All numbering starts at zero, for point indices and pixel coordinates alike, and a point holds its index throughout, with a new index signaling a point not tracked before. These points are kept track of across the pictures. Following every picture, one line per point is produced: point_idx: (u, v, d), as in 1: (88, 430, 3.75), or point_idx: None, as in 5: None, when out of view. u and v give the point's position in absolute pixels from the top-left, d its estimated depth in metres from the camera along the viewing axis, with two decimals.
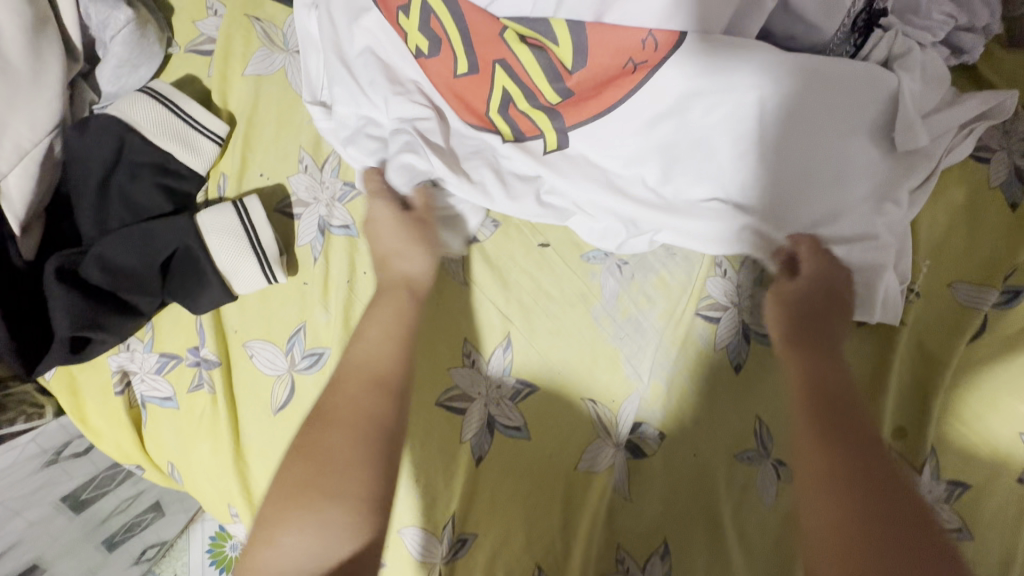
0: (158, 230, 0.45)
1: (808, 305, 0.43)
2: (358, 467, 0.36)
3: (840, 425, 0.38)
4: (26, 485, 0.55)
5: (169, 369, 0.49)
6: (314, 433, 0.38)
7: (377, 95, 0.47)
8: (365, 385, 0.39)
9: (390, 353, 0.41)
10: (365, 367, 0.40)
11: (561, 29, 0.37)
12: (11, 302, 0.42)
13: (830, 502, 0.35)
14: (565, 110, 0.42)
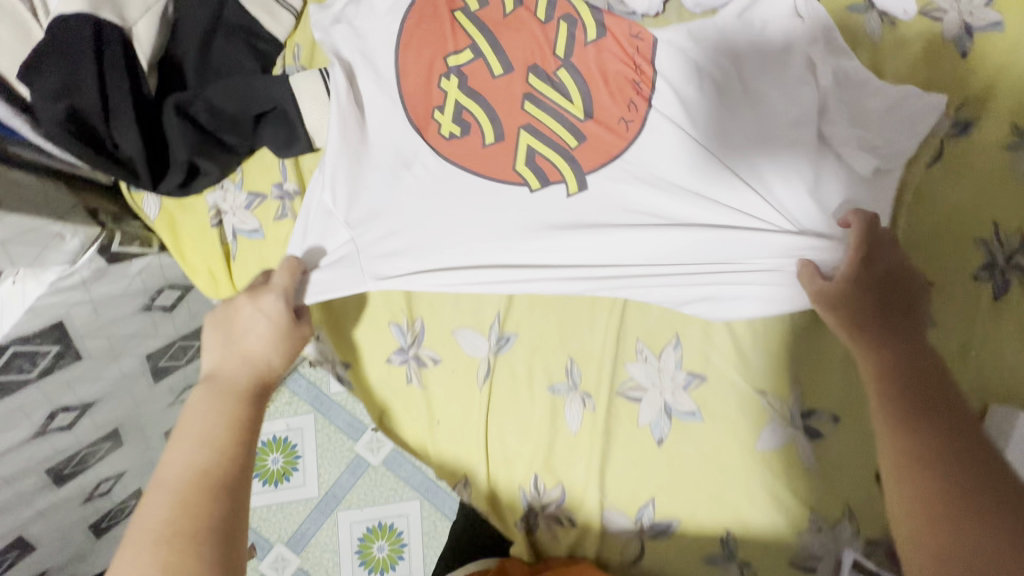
0: (259, 87, 0.55)
1: (867, 296, 0.50)
2: (153, 554, 0.39)
3: (917, 403, 0.45)
4: (128, 323, 0.65)
5: (255, 205, 0.59)
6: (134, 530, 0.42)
7: (383, 149, 0.57)
8: (179, 481, 0.43)
9: (217, 450, 0.46)
10: (184, 463, 0.45)
11: (574, 93, 0.56)
12: (143, 125, 0.53)
13: (916, 468, 0.42)
14: (579, 152, 0.55)
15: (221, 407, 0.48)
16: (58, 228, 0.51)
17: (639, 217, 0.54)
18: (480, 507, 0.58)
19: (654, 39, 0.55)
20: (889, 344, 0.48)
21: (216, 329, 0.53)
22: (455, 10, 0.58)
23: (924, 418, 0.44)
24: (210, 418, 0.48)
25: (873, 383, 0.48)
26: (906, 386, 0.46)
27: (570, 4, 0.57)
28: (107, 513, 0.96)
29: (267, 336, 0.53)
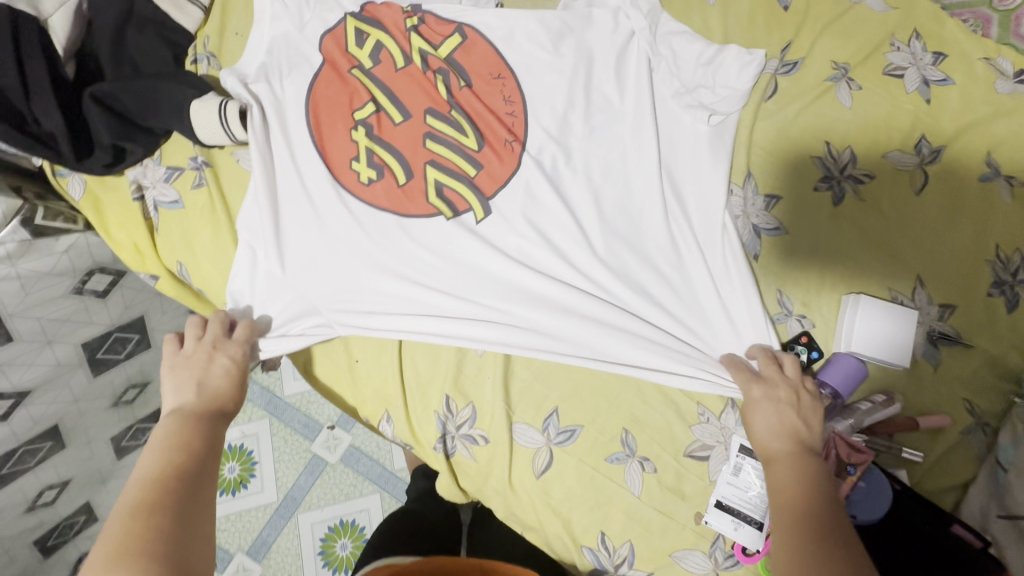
0: (162, 92, 0.61)
1: (785, 411, 0.53)
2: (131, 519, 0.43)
3: (817, 517, 0.46)
4: (59, 305, 0.69)
5: (175, 178, 0.64)
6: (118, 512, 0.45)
7: (305, 167, 0.63)
8: (155, 473, 0.47)
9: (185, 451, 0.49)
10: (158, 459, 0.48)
11: (466, 125, 0.65)
12: (66, 106, 0.59)
13: None
14: (479, 180, 0.64)
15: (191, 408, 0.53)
16: None
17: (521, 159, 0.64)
18: (403, 436, 0.64)
19: (516, 78, 0.66)
20: (791, 469, 0.50)
21: (177, 372, 0.56)
22: (350, 70, 0.65)
23: (813, 518, 0.46)
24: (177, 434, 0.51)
25: (782, 493, 0.49)
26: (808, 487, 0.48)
27: (439, 59, 0.66)
28: (53, 530, 0.94)
29: (233, 373, 0.57)
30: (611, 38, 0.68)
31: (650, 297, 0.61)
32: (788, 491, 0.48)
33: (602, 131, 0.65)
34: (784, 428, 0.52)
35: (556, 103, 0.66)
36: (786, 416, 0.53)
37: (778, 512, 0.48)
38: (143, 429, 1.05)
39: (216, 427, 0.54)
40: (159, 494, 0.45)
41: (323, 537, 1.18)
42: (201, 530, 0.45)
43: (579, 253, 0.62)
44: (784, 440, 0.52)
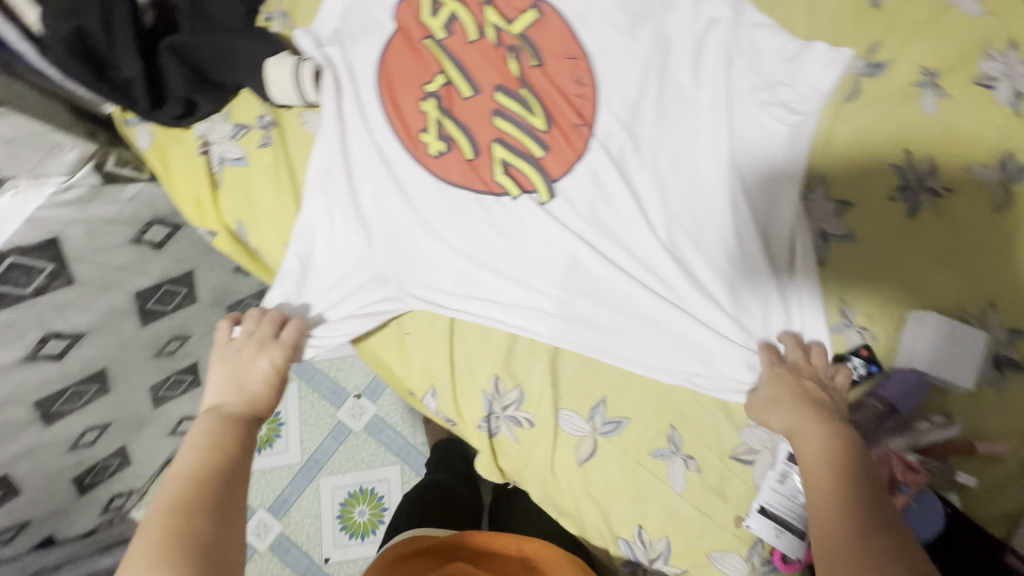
0: (239, 48, 0.61)
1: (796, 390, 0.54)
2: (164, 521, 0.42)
3: (858, 491, 0.45)
4: (118, 253, 0.70)
5: (241, 135, 0.64)
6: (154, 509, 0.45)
7: (373, 135, 0.63)
8: (190, 473, 0.46)
9: (221, 451, 0.49)
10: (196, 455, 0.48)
11: (536, 104, 0.64)
12: (144, 53, 0.59)
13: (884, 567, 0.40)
14: (546, 161, 0.63)
15: (229, 410, 0.53)
16: (56, 137, 0.58)
17: (588, 147, 0.63)
18: (447, 413, 0.64)
19: (589, 60, 0.65)
20: (827, 438, 0.49)
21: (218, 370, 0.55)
22: (423, 40, 0.64)
23: (842, 479, 0.46)
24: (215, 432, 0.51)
25: (816, 461, 0.48)
26: (836, 451, 0.48)
27: (512, 35, 0.64)
28: (91, 469, 1.00)
29: (273, 378, 0.56)
30: (691, 24, 0.65)
31: (703, 303, 0.60)
32: (815, 457, 0.48)
33: (672, 122, 0.64)
34: (797, 398, 0.53)
35: (628, 88, 0.64)
36: (801, 388, 0.54)
37: (808, 481, 0.48)
38: (180, 380, 1.07)
39: (252, 430, 0.53)
40: (187, 498, 0.44)
41: (342, 501, 1.21)
42: (226, 537, 0.43)
43: (638, 246, 0.62)
44: (803, 406, 0.52)
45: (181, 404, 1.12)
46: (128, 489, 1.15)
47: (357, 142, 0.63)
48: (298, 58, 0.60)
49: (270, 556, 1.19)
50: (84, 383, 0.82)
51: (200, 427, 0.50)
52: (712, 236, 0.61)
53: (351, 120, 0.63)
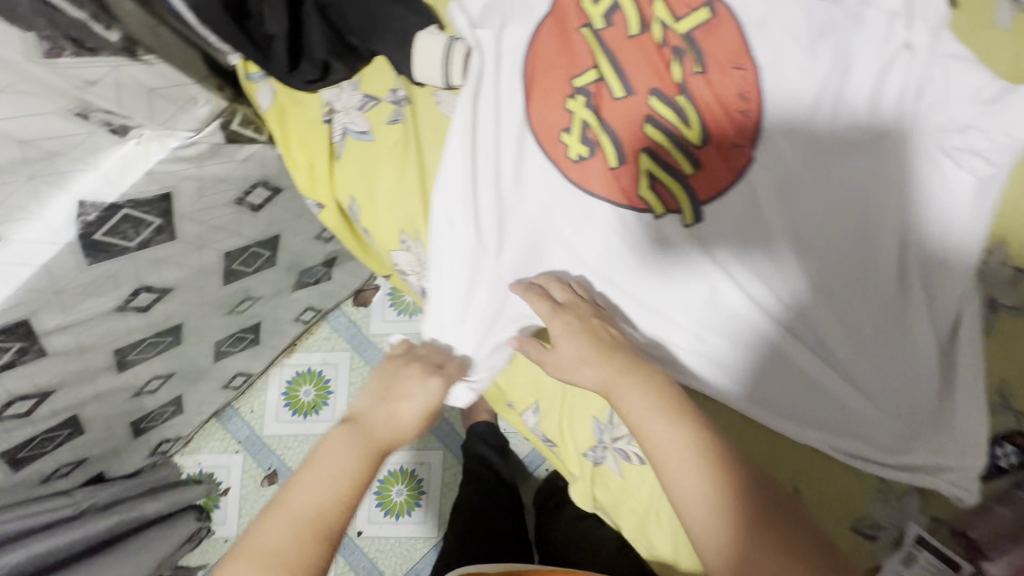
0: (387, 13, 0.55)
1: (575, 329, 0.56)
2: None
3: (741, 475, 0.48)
4: (219, 212, 0.66)
5: (369, 107, 0.60)
6: (257, 532, 0.49)
7: (511, 128, 0.58)
8: (307, 519, 0.49)
9: (339, 507, 0.50)
10: (315, 499, 0.50)
11: (694, 116, 0.58)
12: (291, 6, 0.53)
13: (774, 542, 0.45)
14: (695, 181, 0.57)
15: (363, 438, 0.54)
16: (194, 90, 0.53)
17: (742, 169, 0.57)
18: (548, 432, 0.63)
19: (758, 72, 0.57)
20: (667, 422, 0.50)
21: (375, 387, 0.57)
22: (579, 28, 0.58)
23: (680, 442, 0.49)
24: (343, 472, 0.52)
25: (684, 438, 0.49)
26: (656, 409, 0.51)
27: (678, 34, 0.58)
28: (147, 415, 0.99)
29: (419, 419, 0.57)
30: (879, 46, 0.56)
31: (843, 360, 0.56)
32: (652, 416, 0.50)
33: (837, 155, 0.57)
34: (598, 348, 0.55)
35: (799, 110, 0.56)
36: (597, 338, 0.55)
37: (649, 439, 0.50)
38: (241, 338, 1.05)
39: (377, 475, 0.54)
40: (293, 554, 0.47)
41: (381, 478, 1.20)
42: None
43: (781, 289, 0.57)
44: (620, 362, 0.54)
45: (238, 360, 1.10)
46: (175, 436, 1.15)
47: (492, 131, 0.58)
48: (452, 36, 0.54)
49: None
50: (160, 335, 0.80)
51: (330, 476, 0.51)
52: (860, 290, 0.56)
53: (488, 106, 0.58)
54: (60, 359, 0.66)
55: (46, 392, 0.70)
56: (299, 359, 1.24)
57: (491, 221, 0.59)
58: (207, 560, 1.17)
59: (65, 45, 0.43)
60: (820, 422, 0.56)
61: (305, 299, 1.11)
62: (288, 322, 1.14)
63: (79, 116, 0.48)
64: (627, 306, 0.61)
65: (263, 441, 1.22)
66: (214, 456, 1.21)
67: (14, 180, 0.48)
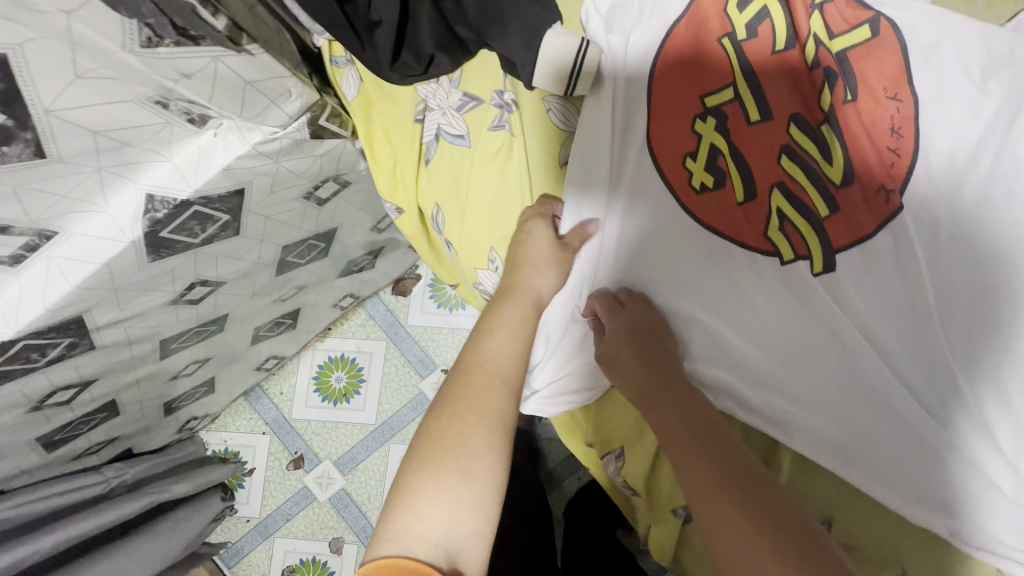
0: (508, 8, 0.47)
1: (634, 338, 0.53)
2: (487, 442, 0.47)
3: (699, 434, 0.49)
4: (286, 207, 0.60)
5: (469, 108, 0.56)
6: (464, 397, 0.49)
7: (628, 145, 0.55)
8: (500, 376, 0.50)
9: (521, 363, 0.52)
10: (504, 356, 0.51)
11: (841, 154, 0.50)
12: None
13: (727, 495, 0.46)
14: (830, 224, 0.51)
15: (510, 312, 0.54)
16: (290, 83, 0.49)
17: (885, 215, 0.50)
18: (634, 481, 0.59)
19: (918, 105, 0.50)
20: (646, 378, 0.53)
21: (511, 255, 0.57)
22: (718, 41, 0.52)
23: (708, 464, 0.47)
24: (516, 326, 0.53)
25: (660, 404, 0.52)
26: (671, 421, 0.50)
27: (832, 54, 0.50)
28: (181, 395, 0.96)
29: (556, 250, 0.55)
30: None
31: (984, 441, 0.49)
32: (662, 412, 0.51)
33: (996, 207, 0.49)
34: (634, 355, 0.53)
35: (960, 151, 0.50)
36: (642, 349, 0.53)
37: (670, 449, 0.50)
38: (280, 323, 1.00)
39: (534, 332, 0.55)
40: (493, 417, 0.48)
41: None
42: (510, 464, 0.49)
43: (917, 354, 0.50)
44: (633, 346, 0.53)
45: (273, 344, 1.06)
46: (203, 414, 1.12)
47: (605, 147, 0.54)
48: (583, 40, 0.50)
49: (327, 507, 1.15)
50: (205, 324, 0.75)
51: (505, 338, 0.52)
52: (1016, 370, 0.48)
53: (603, 118, 0.54)
54: (107, 351, 0.61)
55: (88, 381, 0.66)
56: (332, 344, 1.20)
57: (595, 246, 0.56)
58: (228, 539, 1.15)
59: (167, 32, 0.42)
60: (944, 506, 0.50)
61: (346, 285, 1.06)
62: (326, 307, 1.09)
63: (158, 104, 0.43)
64: (732, 354, 0.54)
65: (290, 424, 1.18)
66: (240, 436, 1.18)
67: (80, 169, 0.43)
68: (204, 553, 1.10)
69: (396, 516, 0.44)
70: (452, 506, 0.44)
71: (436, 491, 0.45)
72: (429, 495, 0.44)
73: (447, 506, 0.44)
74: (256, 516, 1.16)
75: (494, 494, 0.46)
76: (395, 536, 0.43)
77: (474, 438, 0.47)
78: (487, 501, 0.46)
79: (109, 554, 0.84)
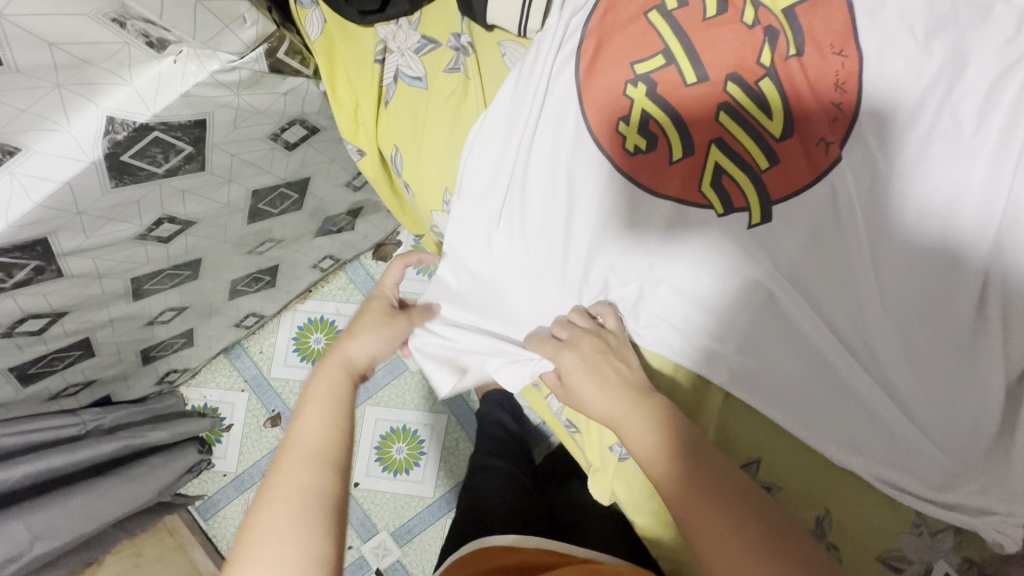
0: None
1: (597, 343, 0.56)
2: (295, 521, 0.46)
3: (684, 446, 0.49)
4: (252, 146, 0.61)
5: (426, 51, 0.59)
6: (273, 483, 0.49)
7: (568, 98, 0.55)
8: (311, 446, 0.51)
9: (336, 433, 0.53)
10: (313, 430, 0.53)
11: (778, 107, 0.52)
12: None
13: (745, 521, 0.45)
14: (767, 177, 0.52)
15: (327, 385, 0.56)
16: (243, 7, 0.49)
17: (825, 170, 0.52)
18: (574, 418, 0.60)
19: (862, 60, 0.51)
20: (614, 398, 0.53)
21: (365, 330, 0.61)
22: (648, 9, 0.53)
23: (747, 511, 0.45)
24: (329, 394, 0.55)
25: (637, 426, 0.51)
26: (706, 502, 0.46)
27: (772, 12, 0.52)
28: (157, 345, 0.98)
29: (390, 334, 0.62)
30: (1003, 46, 0.51)
31: (907, 391, 0.51)
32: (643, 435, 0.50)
33: (928, 166, 0.51)
34: (599, 373, 0.55)
35: (901, 108, 0.51)
36: (606, 368, 0.55)
37: (708, 537, 0.45)
38: (258, 279, 1.02)
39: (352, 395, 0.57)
40: (298, 494, 0.48)
41: (382, 442, 1.19)
42: (336, 533, 0.48)
43: (845, 305, 0.52)
44: (602, 362, 0.55)
45: (253, 300, 1.08)
46: (182, 368, 1.14)
47: (554, 90, 0.55)
48: None
49: None
50: (179, 267, 0.77)
51: (315, 407, 0.54)
52: (932, 321, 0.51)
53: (555, 58, 0.55)
54: (77, 281, 0.64)
55: (60, 313, 0.68)
56: (312, 306, 1.22)
57: (545, 192, 0.57)
58: (205, 491, 1.18)
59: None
60: (864, 449, 0.52)
61: (325, 245, 1.08)
62: (306, 267, 1.11)
63: (116, 22, 0.44)
64: (674, 303, 0.56)
65: (269, 382, 1.21)
66: (220, 392, 1.21)
67: (37, 88, 0.44)
68: (180, 503, 1.12)
69: None
70: None
71: None
72: None
73: None
74: (233, 470, 1.19)
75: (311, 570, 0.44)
76: None
77: (282, 523, 0.46)
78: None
79: (82, 490, 0.86)
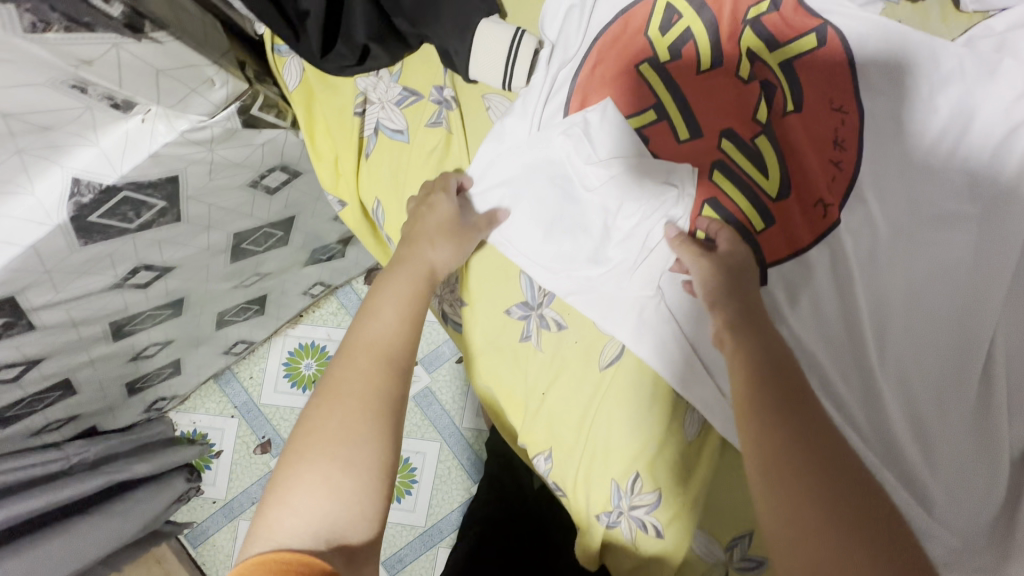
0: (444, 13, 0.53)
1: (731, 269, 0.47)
2: (361, 430, 0.45)
3: (790, 416, 0.42)
4: (231, 195, 0.59)
5: (408, 103, 0.57)
6: (342, 378, 0.47)
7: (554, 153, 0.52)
8: (385, 345, 0.48)
9: (410, 331, 0.50)
10: (390, 329, 0.49)
11: (775, 167, 0.50)
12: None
13: (855, 533, 0.37)
14: (764, 238, 0.50)
15: (394, 296, 0.50)
16: (211, 71, 0.48)
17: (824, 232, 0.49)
18: (561, 482, 0.57)
19: (863, 119, 0.49)
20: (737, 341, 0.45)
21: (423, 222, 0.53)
22: (640, 63, 0.51)
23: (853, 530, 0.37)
24: (407, 302, 0.51)
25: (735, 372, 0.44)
26: (820, 524, 0.37)
27: (770, 67, 0.50)
28: (143, 376, 0.96)
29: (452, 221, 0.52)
30: (1009, 106, 0.49)
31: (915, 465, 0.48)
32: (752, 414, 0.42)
33: (930, 230, 0.49)
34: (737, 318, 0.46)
35: (902, 170, 0.49)
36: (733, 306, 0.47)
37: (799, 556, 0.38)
38: (246, 309, 1.00)
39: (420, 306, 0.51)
40: (366, 396, 0.46)
41: None
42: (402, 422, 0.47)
43: (848, 375, 0.49)
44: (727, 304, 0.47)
45: (241, 329, 1.06)
46: (171, 395, 1.12)
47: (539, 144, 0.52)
48: (519, 31, 0.52)
49: None
50: (160, 307, 0.75)
51: (383, 318, 0.50)
52: (934, 391, 0.49)
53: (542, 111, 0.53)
54: (50, 331, 0.61)
55: (35, 360, 0.66)
56: (303, 331, 1.20)
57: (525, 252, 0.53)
58: (194, 519, 1.16)
59: (54, 18, 0.36)
60: None
61: (315, 273, 1.06)
62: (296, 295, 1.09)
63: (76, 89, 0.42)
64: None
65: (259, 409, 1.19)
66: (209, 418, 1.19)
67: None
68: (167, 532, 1.11)
69: (270, 508, 0.43)
70: (314, 529, 0.41)
71: (305, 507, 0.42)
72: (306, 480, 0.43)
73: (307, 530, 0.41)
74: (222, 497, 1.17)
75: (372, 490, 0.44)
76: (268, 534, 0.42)
77: (347, 417, 0.45)
78: (363, 483, 0.43)
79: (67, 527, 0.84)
